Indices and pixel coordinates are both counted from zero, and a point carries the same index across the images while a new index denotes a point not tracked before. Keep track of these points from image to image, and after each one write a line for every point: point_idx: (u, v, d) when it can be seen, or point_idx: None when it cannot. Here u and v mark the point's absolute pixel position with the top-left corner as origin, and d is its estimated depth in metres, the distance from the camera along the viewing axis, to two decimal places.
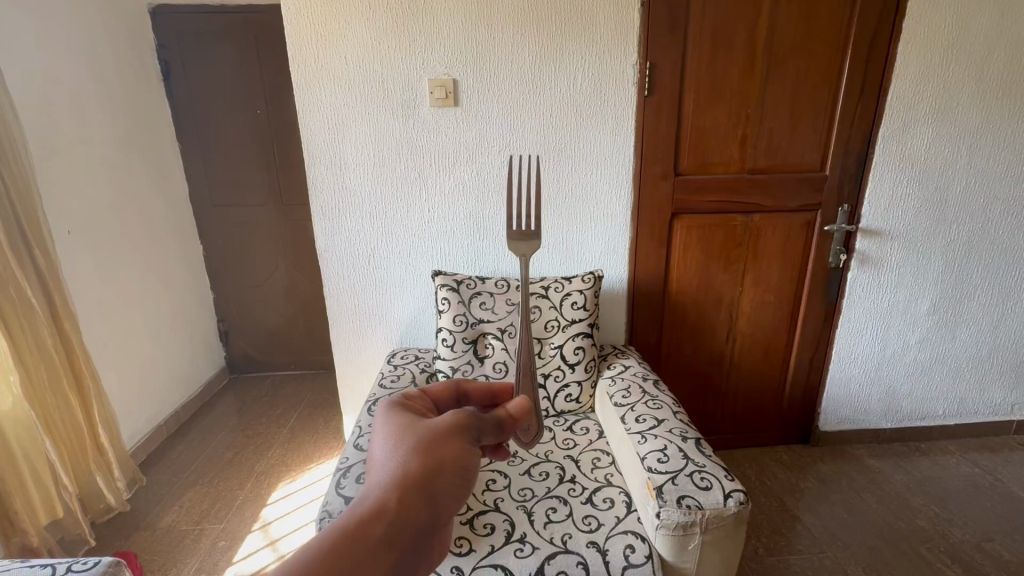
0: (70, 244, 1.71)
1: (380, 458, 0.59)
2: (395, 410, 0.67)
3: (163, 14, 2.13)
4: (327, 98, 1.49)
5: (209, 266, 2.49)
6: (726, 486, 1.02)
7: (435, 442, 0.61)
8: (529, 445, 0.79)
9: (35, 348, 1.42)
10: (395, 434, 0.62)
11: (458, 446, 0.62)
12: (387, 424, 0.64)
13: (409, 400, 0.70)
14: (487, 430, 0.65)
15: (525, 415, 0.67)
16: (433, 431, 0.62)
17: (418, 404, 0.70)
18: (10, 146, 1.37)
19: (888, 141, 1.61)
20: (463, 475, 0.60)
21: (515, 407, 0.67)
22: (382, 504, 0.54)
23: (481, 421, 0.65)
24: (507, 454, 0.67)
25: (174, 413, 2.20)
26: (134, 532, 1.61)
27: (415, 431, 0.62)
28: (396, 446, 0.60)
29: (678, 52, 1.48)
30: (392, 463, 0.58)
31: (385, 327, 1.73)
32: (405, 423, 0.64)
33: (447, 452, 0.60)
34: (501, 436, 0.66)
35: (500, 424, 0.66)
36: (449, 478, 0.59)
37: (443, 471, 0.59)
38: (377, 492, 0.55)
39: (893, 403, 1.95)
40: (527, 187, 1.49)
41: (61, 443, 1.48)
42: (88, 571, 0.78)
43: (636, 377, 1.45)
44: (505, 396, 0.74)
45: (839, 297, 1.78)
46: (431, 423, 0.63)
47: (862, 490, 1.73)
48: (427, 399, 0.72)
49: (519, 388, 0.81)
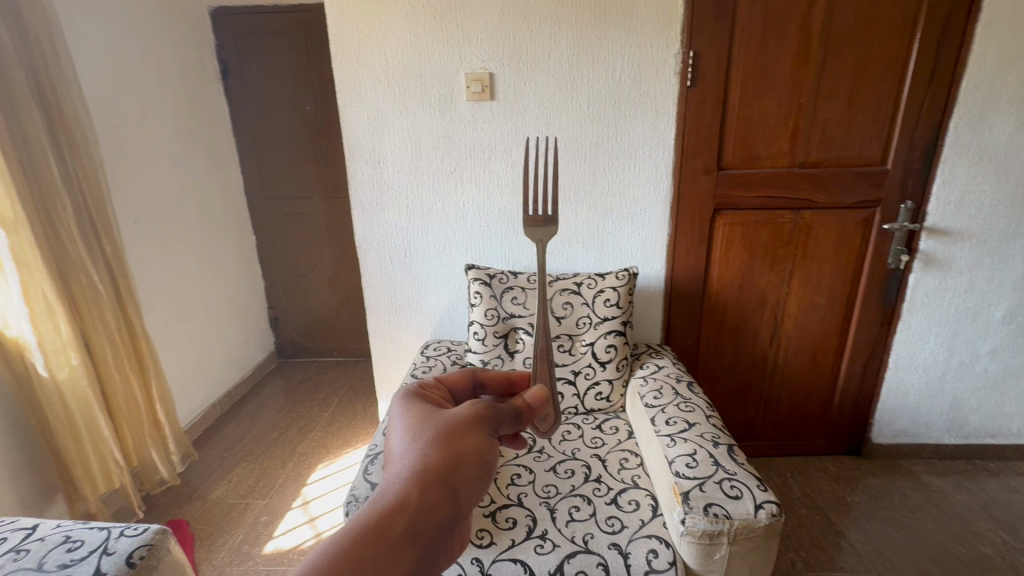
0: (136, 234, 1.85)
1: (398, 451, 0.61)
2: (413, 402, 0.70)
3: (222, 15, 2.25)
4: (368, 93, 1.52)
5: (260, 256, 2.63)
6: (757, 496, 0.97)
7: (454, 435, 0.63)
8: (547, 434, 0.76)
9: (102, 329, 1.54)
10: (412, 426, 0.64)
11: (477, 437, 0.63)
12: (405, 416, 0.66)
13: (425, 389, 0.73)
14: (505, 420, 0.67)
15: (541, 404, 0.69)
16: (450, 424, 0.64)
17: (435, 394, 0.73)
18: (83, 143, 1.50)
19: (961, 134, 1.47)
20: (481, 467, 0.62)
21: (531, 398, 0.69)
22: (402, 497, 0.56)
23: (499, 412, 0.67)
24: (524, 444, 0.70)
25: (226, 393, 2.34)
26: (186, 503, 1.74)
27: (432, 423, 0.65)
28: (413, 439, 0.62)
29: (725, 39, 1.40)
30: (411, 456, 0.60)
31: (419, 318, 1.77)
32: (423, 413, 0.67)
33: (467, 445, 0.62)
34: (519, 425, 0.68)
35: (519, 413, 0.68)
36: (467, 470, 0.61)
37: (463, 464, 0.61)
38: (398, 485, 0.57)
39: (960, 418, 1.79)
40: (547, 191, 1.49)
41: (121, 416, 1.60)
42: (137, 536, 0.85)
43: (669, 378, 1.41)
44: (522, 385, 0.78)
45: (898, 299, 1.65)
46: (449, 415, 0.65)
47: (918, 509, 1.61)
48: (443, 388, 0.76)
49: (536, 378, 0.76)
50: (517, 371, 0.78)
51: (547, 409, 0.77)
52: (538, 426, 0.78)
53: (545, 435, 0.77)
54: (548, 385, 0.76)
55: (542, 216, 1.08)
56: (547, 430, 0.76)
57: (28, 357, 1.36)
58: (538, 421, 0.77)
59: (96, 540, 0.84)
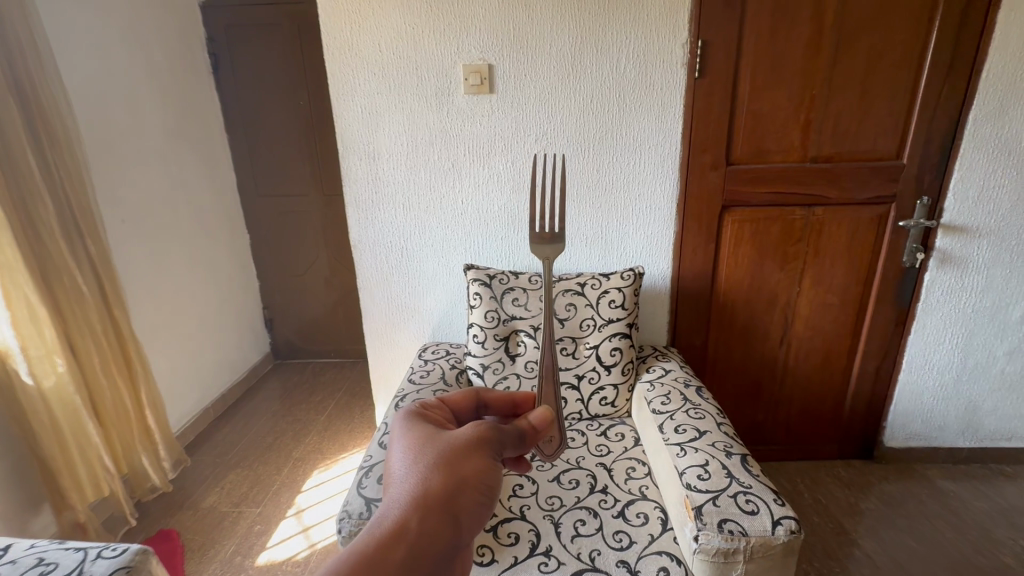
0: (123, 234, 1.79)
1: (397, 475, 0.58)
2: (415, 423, 0.67)
3: (212, 8, 2.18)
4: (361, 85, 1.46)
5: (255, 255, 2.57)
6: (775, 512, 0.91)
7: (457, 458, 0.60)
8: (552, 455, 0.81)
9: (88, 334, 1.48)
10: (413, 449, 0.62)
11: (480, 461, 0.61)
12: (405, 438, 0.64)
13: (427, 409, 0.70)
14: (509, 442, 0.65)
15: (546, 426, 0.68)
16: (453, 446, 0.61)
17: (438, 414, 0.70)
18: (65, 141, 1.44)
19: (981, 126, 1.41)
20: (485, 493, 0.59)
21: (537, 419, 0.68)
22: (402, 524, 0.53)
23: (503, 433, 0.65)
24: (529, 467, 0.68)
25: (220, 396, 2.29)
26: (178, 511, 1.68)
27: (434, 445, 0.62)
28: (414, 461, 0.59)
29: (734, 28, 1.34)
30: (412, 480, 0.57)
31: (417, 319, 1.71)
32: (424, 434, 0.64)
33: (470, 468, 0.60)
34: (522, 448, 0.66)
35: (523, 435, 0.66)
36: (470, 496, 0.58)
37: (466, 489, 0.58)
38: (398, 510, 0.54)
39: (975, 420, 1.74)
40: (548, 191, 1.43)
41: (109, 424, 1.54)
42: (114, 558, 0.79)
43: (677, 382, 1.35)
44: (527, 407, 0.74)
45: (913, 298, 1.59)
46: (451, 436, 0.63)
47: (935, 517, 1.55)
48: (446, 409, 0.72)
49: (541, 398, 0.81)
50: (521, 393, 0.74)
51: (552, 432, 0.82)
52: (542, 449, 0.82)
53: (550, 457, 0.82)
54: (554, 406, 0.81)
55: (548, 233, 1.11)
56: (553, 452, 0.80)
57: (10, 364, 1.29)
58: (544, 444, 0.81)
59: (71, 563, 0.78)
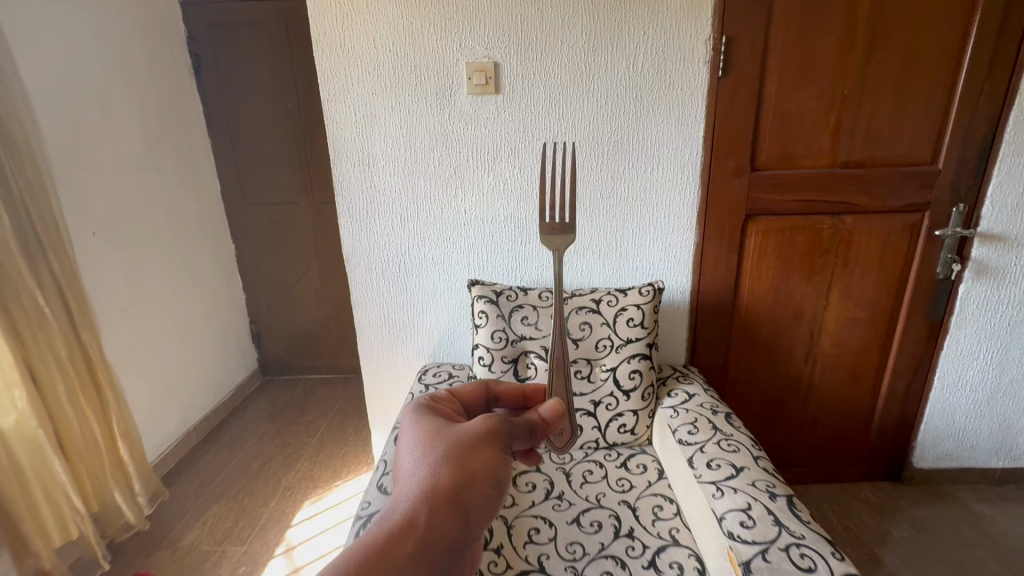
0: (95, 249, 1.65)
1: (407, 466, 0.57)
2: (424, 414, 0.64)
3: (194, 5, 2.05)
4: (354, 84, 1.33)
5: (241, 267, 2.43)
6: (835, 569, 0.79)
7: (466, 451, 0.57)
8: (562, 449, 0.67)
9: (53, 360, 1.34)
10: (422, 440, 0.59)
11: (490, 454, 0.58)
12: (414, 429, 0.62)
13: (437, 401, 0.68)
14: (520, 435, 0.61)
15: (558, 419, 0.63)
16: (462, 438, 0.59)
17: (447, 406, 0.68)
18: (26, 147, 1.30)
19: (1021, 129, 1.32)
20: (494, 487, 0.57)
21: (548, 412, 0.63)
22: (410, 517, 0.52)
23: (514, 426, 0.61)
24: (538, 461, 0.64)
25: (205, 418, 2.15)
26: (154, 551, 1.54)
27: (444, 437, 0.60)
28: (423, 453, 0.58)
29: (761, 22, 1.24)
30: (420, 472, 0.55)
31: (416, 338, 1.58)
32: (433, 427, 0.62)
33: (479, 462, 0.57)
34: (534, 441, 0.62)
35: (534, 428, 0.62)
36: (479, 491, 0.56)
37: (475, 484, 0.56)
38: (406, 503, 0.53)
39: (1008, 439, 1.64)
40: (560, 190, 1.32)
41: (76, 459, 1.40)
42: None
43: (703, 408, 1.23)
44: (539, 399, 0.70)
45: (946, 311, 1.50)
46: (461, 428, 0.60)
47: (973, 545, 1.46)
48: (456, 401, 0.69)
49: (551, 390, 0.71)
50: (532, 385, 0.71)
51: (563, 424, 0.69)
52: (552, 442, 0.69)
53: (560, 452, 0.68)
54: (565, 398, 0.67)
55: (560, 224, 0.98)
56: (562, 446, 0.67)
57: None
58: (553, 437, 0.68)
59: None
